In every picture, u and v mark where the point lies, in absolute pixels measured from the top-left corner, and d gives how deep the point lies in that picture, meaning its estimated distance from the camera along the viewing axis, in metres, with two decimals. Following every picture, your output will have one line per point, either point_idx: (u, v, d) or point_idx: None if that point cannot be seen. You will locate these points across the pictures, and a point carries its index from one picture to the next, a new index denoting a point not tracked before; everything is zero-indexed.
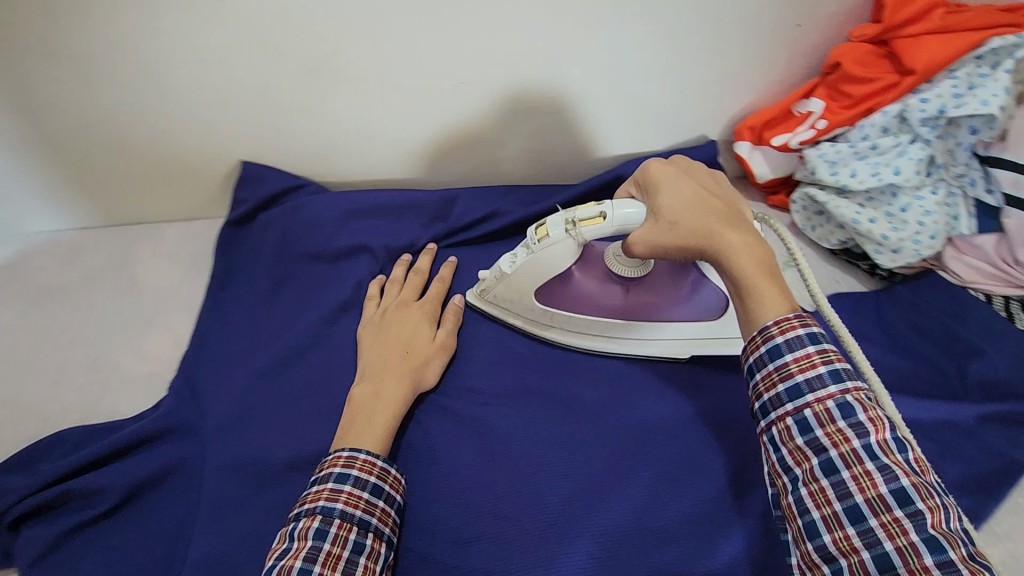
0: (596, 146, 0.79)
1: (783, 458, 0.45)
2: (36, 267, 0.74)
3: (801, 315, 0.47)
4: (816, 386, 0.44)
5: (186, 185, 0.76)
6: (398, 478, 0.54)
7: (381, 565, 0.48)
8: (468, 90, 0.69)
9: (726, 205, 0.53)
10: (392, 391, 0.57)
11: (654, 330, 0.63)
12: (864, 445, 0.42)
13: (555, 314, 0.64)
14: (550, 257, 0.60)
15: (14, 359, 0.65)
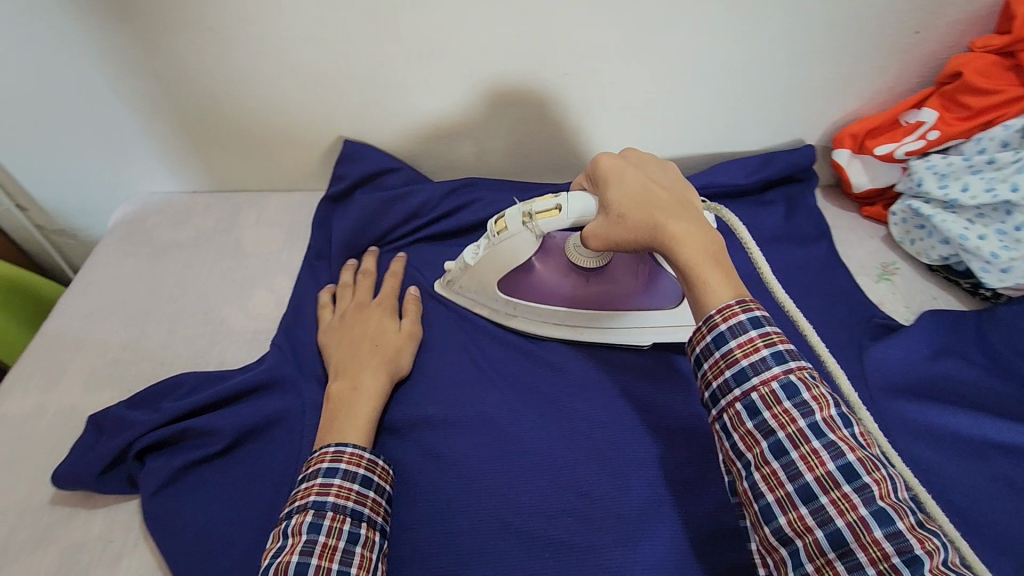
0: (689, 145, 0.79)
1: (735, 443, 0.46)
2: (152, 223, 0.79)
3: (743, 301, 0.47)
4: (761, 369, 0.45)
5: (291, 157, 0.80)
6: (385, 469, 0.55)
7: (376, 552, 0.49)
8: (571, 81, 0.71)
9: (673, 195, 0.54)
10: (370, 385, 0.58)
11: (615, 318, 0.65)
12: (810, 425, 0.43)
13: (518, 305, 0.66)
14: (509, 251, 0.61)
15: (133, 305, 0.70)
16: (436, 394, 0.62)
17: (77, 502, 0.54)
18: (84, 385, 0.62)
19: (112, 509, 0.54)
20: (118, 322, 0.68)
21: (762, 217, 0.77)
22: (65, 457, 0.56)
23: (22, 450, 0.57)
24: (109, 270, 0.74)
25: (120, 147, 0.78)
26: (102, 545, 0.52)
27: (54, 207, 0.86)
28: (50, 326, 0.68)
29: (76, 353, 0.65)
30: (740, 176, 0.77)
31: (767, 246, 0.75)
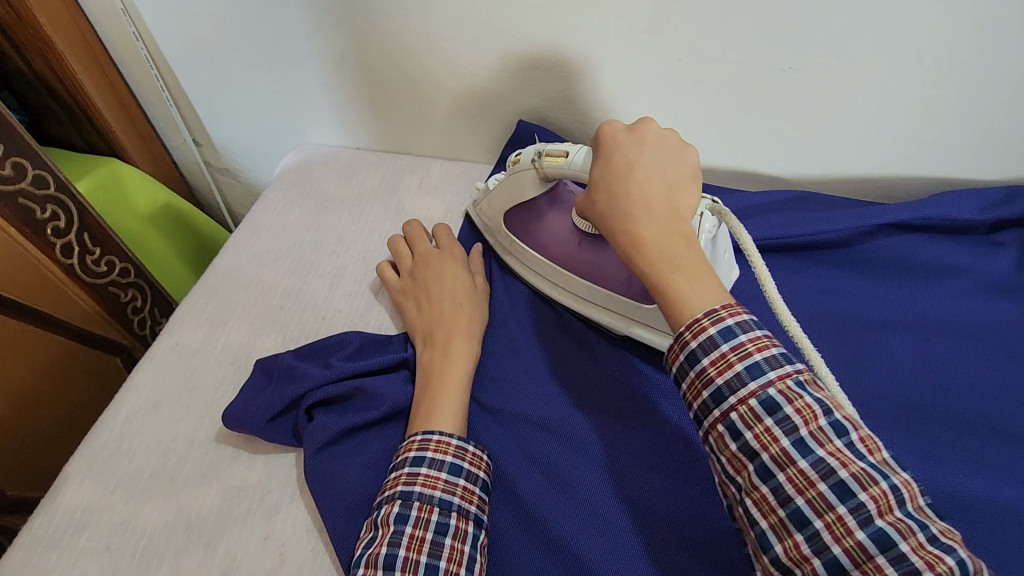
0: (908, 166, 0.69)
1: (723, 466, 0.39)
2: (319, 174, 0.79)
3: (711, 310, 0.39)
4: (736, 386, 0.38)
5: (462, 125, 0.78)
6: (478, 455, 0.49)
7: (471, 544, 0.45)
8: (792, 77, 0.63)
9: (655, 185, 0.44)
10: (460, 350, 0.54)
11: (587, 290, 0.59)
12: (795, 443, 0.36)
13: (513, 242, 0.64)
14: (519, 185, 0.60)
15: (297, 254, 0.69)
16: (614, 405, 0.55)
17: (241, 444, 0.54)
18: (249, 326, 0.62)
19: (273, 458, 0.53)
20: (283, 269, 0.68)
21: (990, 259, 0.65)
22: (234, 397, 0.56)
23: (192, 381, 0.58)
24: (275, 216, 0.74)
25: (296, 95, 0.78)
26: (260, 493, 0.51)
27: (225, 147, 0.88)
28: (221, 263, 0.69)
29: (243, 294, 0.65)
30: (973, 210, 0.65)
31: (1000, 298, 0.63)
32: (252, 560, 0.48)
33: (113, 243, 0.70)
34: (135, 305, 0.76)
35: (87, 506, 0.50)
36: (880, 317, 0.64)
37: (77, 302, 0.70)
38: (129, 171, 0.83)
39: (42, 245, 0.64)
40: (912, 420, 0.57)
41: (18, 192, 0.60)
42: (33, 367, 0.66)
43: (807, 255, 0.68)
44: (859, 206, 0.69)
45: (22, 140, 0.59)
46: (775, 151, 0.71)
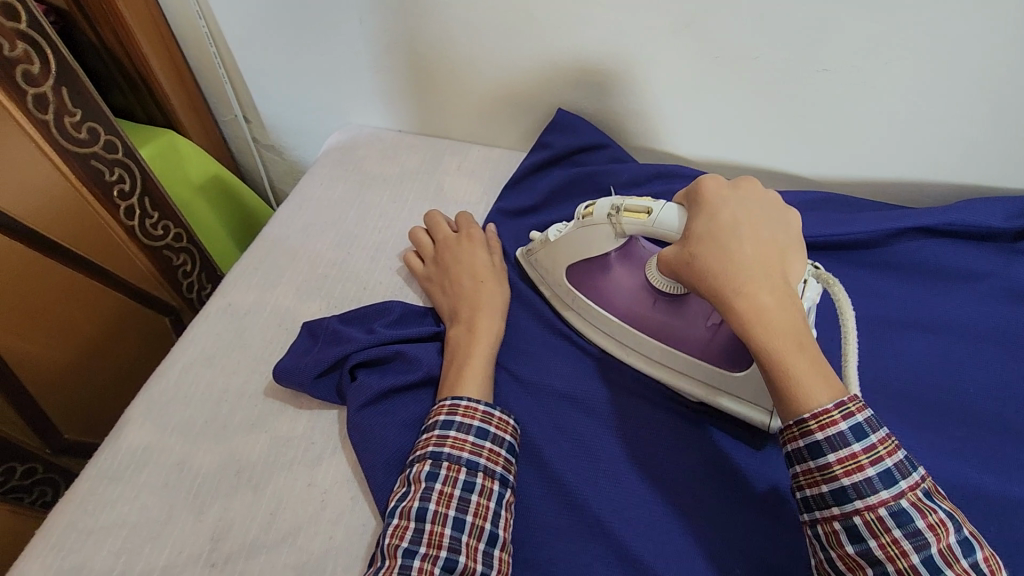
0: (938, 171, 0.70)
1: (833, 561, 0.41)
2: (363, 154, 0.82)
3: (843, 403, 0.40)
4: (866, 491, 0.39)
5: (501, 112, 0.80)
6: (504, 420, 0.52)
7: (496, 501, 0.48)
8: (830, 78, 0.64)
9: (767, 248, 0.45)
10: (485, 325, 0.58)
11: (663, 354, 0.56)
12: (924, 559, 0.38)
13: (579, 299, 0.59)
14: (590, 239, 0.56)
15: (341, 228, 0.73)
16: (639, 384, 0.57)
17: (287, 399, 0.57)
18: (296, 293, 0.66)
19: (316, 413, 0.57)
20: (328, 242, 0.71)
21: (1017, 266, 0.66)
22: (282, 355, 0.60)
23: (243, 339, 0.62)
24: (321, 192, 0.78)
25: (345, 77, 0.82)
26: (305, 445, 0.55)
27: (273, 124, 0.92)
28: (270, 233, 0.73)
29: (291, 263, 0.69)
30: (1001, 216, 0.66)
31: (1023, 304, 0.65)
32: (296, 503, 0.51)
33: (170, 208, 0.74)
34: (186, 269, 0.80)
35: (147, 445, 0.54)
36: (901, 317, 0.65)
37: (136, 264, 0.75)
38: (182, 142, 0.87)
39: (109, 207, 0.68)
40: (926, 416, 0.59)
41: (92, 154, 0.64)
42: (94, 319, 0.71)
43: (833, 253, 0.70)
44: (888, 208, 0.70)
45: (97, 106, 0.63)
46: (807, 151, 0.73)
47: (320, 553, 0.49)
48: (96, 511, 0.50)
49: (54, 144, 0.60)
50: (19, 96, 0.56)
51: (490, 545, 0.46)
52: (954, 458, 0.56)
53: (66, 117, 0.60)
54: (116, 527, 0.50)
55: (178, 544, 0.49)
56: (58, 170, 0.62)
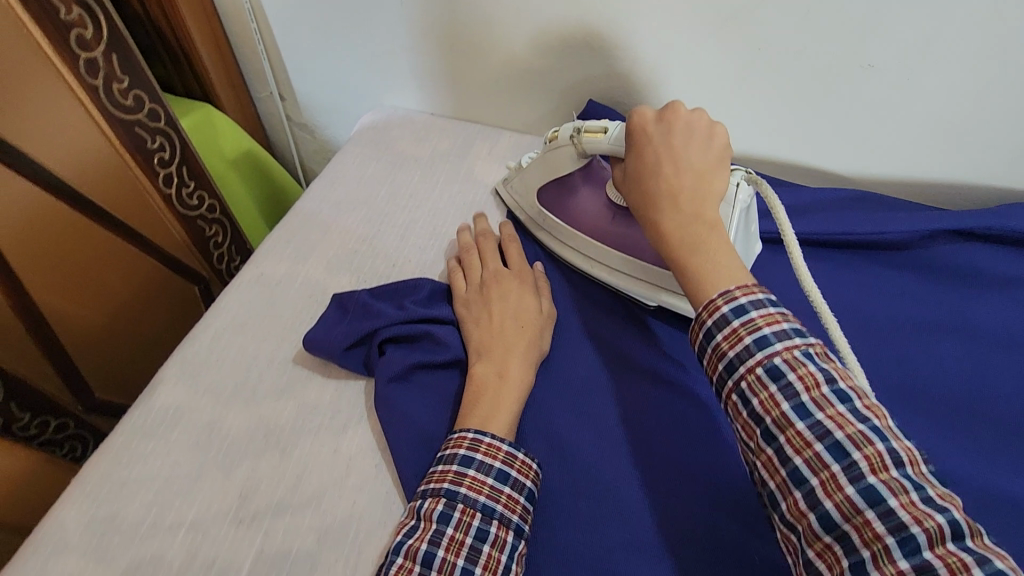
0: (977, 175, 0.69)
1: (738, 433, 0.42)
2: (396, 135, 0.83)
3: (726, 291, 0.43)
4: (744, 358, 0.41)
5: (534, 99, 0.81)
6: (526, 463, 0.49)
7: (508, 554, 0.45)
8: (873, 75, 0.64)
9: (681, 174, 0.49)
10: (518, 374, 0.54)
11: (620, 261, 0.63)
12: (794, 406, 0.38)
13: (548, 217, 0.68)
14: (556, 161, 0.65)
15: (372, 205, 0.74)
16: (663, 372, 0.58)
17: (316, 368, 0.59)
18: (326, 266, 0.67)
19: (344, 383, 0.58)
20: (359, 218, 0.72)
21: None
22: (311, 326, 0.61)
23: (274, 307, 0.63)
24: (353, 170, 0.79)
25: (381, 58, 0.82)
26: (332, 412, 0.56)
27: (308, 103, 0.93)
28: (302, 206, 0.74)
29: (322, 236, 0.70)
30: None
31: None
32: (322, 467, 0.52)
33: (206, 180, 0.76)
34: (217, 240, 0.82)
35: (181, 405, 0.56)
36: (931, 319, 0.65)
37: (170, 231, 0.76)
38: (219, 118, 0.89)
39: (149, 174, 0.70)
40: (954, 418, 0.58)
41: (136, 121, 0.66)
42: (126, 285, 0.72)
43: (862, 253, 0.69)
44: (920, 209, 0.69)
45: (144, 75, 0.65)
46: (842, 149, 0.72)
47: (343, 517, 0.50)
48: (130, 464, 0.52)
49: (102, 109, 0.62)
50: (73, 60, 0.58)
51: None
52: (982, 461, 0.55)
53: (115, 83, 0.63)
54: (148, 481, 0.51)
55: (207, 500, 0.50)
56: (104, 134, 0.64)
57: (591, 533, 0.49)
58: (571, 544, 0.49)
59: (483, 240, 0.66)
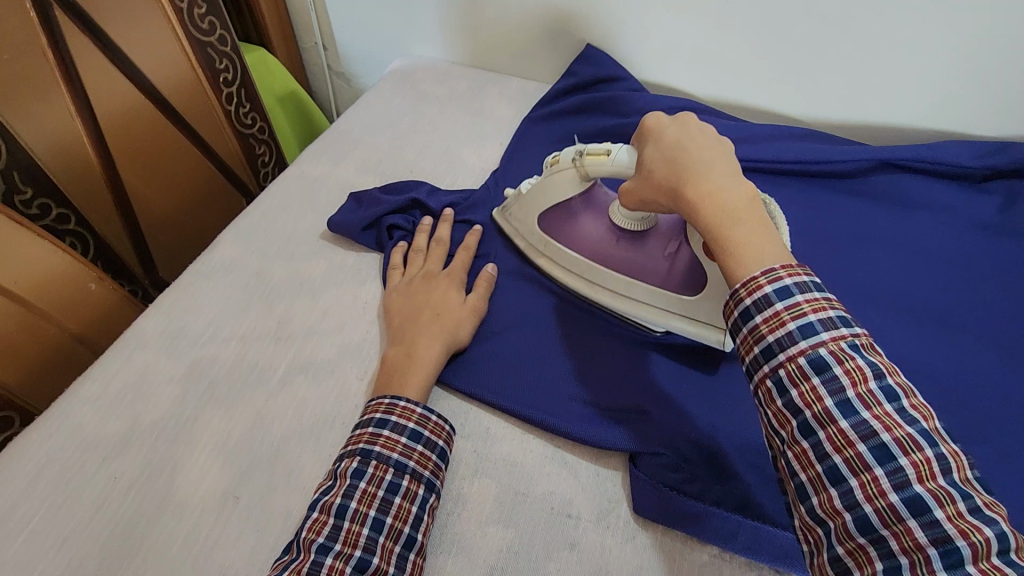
0: (916, 116, 0.79)
1: (767, 419, 0.40)
2: (420, 77, 0.97)
3: (770, 269, 0.40)
4: (786, 343, 0.39)
5: (539, 49, 0.93)
6: (440, 425, 0.54)
7: (419, 505, 0.49)
8: (822, 25, 0.75)
9: (711, 151, 0.47)
10: (426, 355, 0.57)
11: (633, 288, 0.62)
12: (839, 403, 0.37)
13: (551, 244, 0.66)
14: (555, 186, 0.63)
15: (395, 128, 0.88)
16: None
17: (339, 241, 0.72)
18: (355, 170, 0.81)
19: (363, 250, 0.71)
20: (384, 139, 0.86)
21: (974, 204, 0.75)
22: (334, 212, 0.74)
23: (310, 195, 0.77)
24: (382, 102, 0.92)
25: (410, 10, 0.96)
26: (353, 271, 0.69)
27: (346, 53, 1.07)
28: (338, 127, 0.88)
29: (353, 151, 0.83)
30: (960, 159, 0.76)
31: (972, 234, 0.74)
32: (343, 307, 0.65)
33: (258, 102, 0.91)
34: (263, 159, 0.97)
35: (232, 259, 0.69)
36: (868, 235, 0.75)
37: (228, 142, 0.90)
38: (269, 57, 1.04)
39: (214, 88, 0.85)
40: (870, 305, 0.69)
41: (209, 44, 0.82)
42: (191, 185, 0.86)
43: (809, 179, 0.79)
44: (862, 145, 0.79)
45: (218, 5, 0.82)
46: (801, 95, 0.83)
47: (357, 339, 0.62)
48: (194, 295, 0.65)
49: (183, 28, 0.79)
50: None
51: (406, 549, 0.47)
52: (887, 336, 0.66)
53: (195, 9, 0.79)
54: (207, 307, 0.65)
55: (252, 324, 0.63)
56: (183, 50, 0.80)
57: (545, 358, 0.60)
58: (529, 366, 0.60)
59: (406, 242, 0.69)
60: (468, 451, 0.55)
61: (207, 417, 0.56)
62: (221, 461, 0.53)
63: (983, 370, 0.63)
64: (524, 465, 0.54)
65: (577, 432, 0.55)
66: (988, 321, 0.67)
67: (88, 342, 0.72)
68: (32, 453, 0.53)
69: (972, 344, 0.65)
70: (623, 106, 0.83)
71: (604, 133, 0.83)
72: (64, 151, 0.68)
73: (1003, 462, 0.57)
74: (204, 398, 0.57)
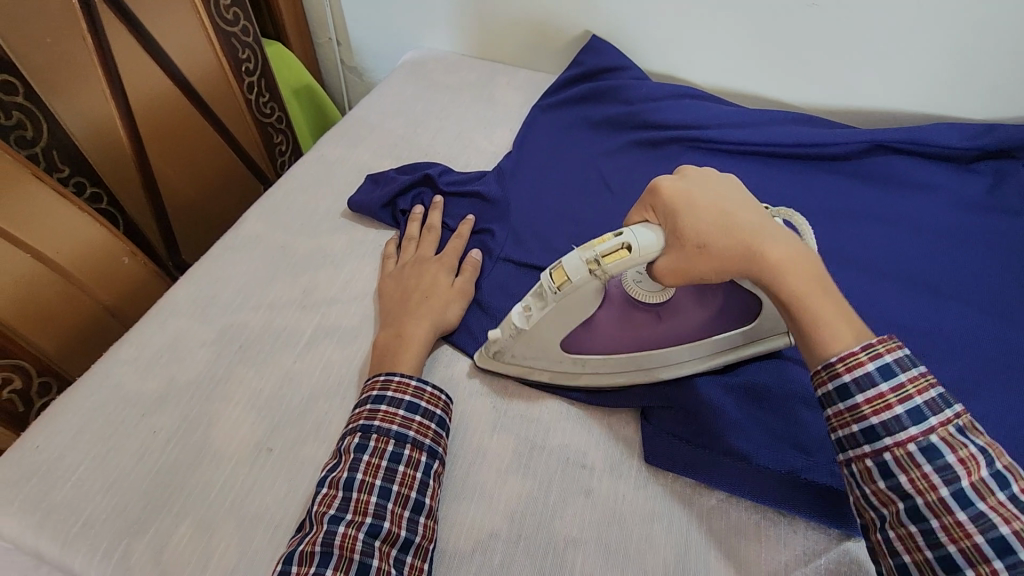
0: (909, 100, 0.83)
1: (866, 497, 0.43)
2: (432, 68, 1.00)
3: (869, 345, 0.43)
4: (894, 428, 0.42)
5: (547, 40, 0.97)
6: (436, 395, 0.55)
7: (423, 471, 0.51)
8: (817, 13, 0.78)
9: (752, 211, 0.48)
10: (415, 334, 0.59)
11: (691, 350, 0.56)
12: (953, 492, 0.40)
13: (587, 360, 0.57)
14: (573, 305, 0.52)
15: (410, 116, 0.91)
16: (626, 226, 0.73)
17: (359, 219, 0.75)
18: (372, 154, 0.84)
19: (381, 227, 0.74)
20: (399, 125, 0.89)
21: (967, 183, 0.79)
22: (353, 191, 0.77)
23: (329, 177, 0.80)
24: (396, 91, 0.96)
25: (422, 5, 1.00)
26: (372, 245, 0.72)
27: (359, 47, 1.11)
28: (355, 114, 0.91)
29: (369, 136, 0.87)
30: (952, 140, 0.79)
31: (964, 210, 0.77)
32: (364, 278, 0.69)
33: (277, 93, 0.96)
34: (281, 148, 1.01)
35: (257, 235, 0.72)
36: (861, 210, 0.78)
37: (250, 132, 0.94)
38: (288, 53, 1.07)
39: (238, 78, 0.89)
40: (868, 275, 0.71)
41: (233, 34, 0.87)
42: (215, 172, 0.90)
43: (807, 161, 0.82)
44: (858, 128, 0.83)
45: None
46: (799, 83, 0.87)
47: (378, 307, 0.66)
48: (222, 267, 0.69)
49: (210, 18, 0.83)
50: None
51: (415, 513, 0.49)
52: (886, 302, 0.69)
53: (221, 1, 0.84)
54: (234, 278, 0.68)
55: (278, 293, 0.66)
56: (209, 40, 0.84)
57: None
58: None
59: (399, 236, 0.72)
60: (486, 408, 0.58)
61: (238, 377, 0.59)
62: (253, 416, 0.57)
63: (977, 332, 0.66)
64: (541, 419, 0.58)
65: (588, 391, 0.58)
66: (982, 289, 0.70)
67: (121, 315, 0.76)
68: (76, 407, 0.56)
69: (968, 310, 0.68)
70: (627, 92, 0.87)
71: (611, 120, 0.87)
72: (100, 135, 0.72)
73: (999, 418, 0.59)
74: (236, 359, 0.61)
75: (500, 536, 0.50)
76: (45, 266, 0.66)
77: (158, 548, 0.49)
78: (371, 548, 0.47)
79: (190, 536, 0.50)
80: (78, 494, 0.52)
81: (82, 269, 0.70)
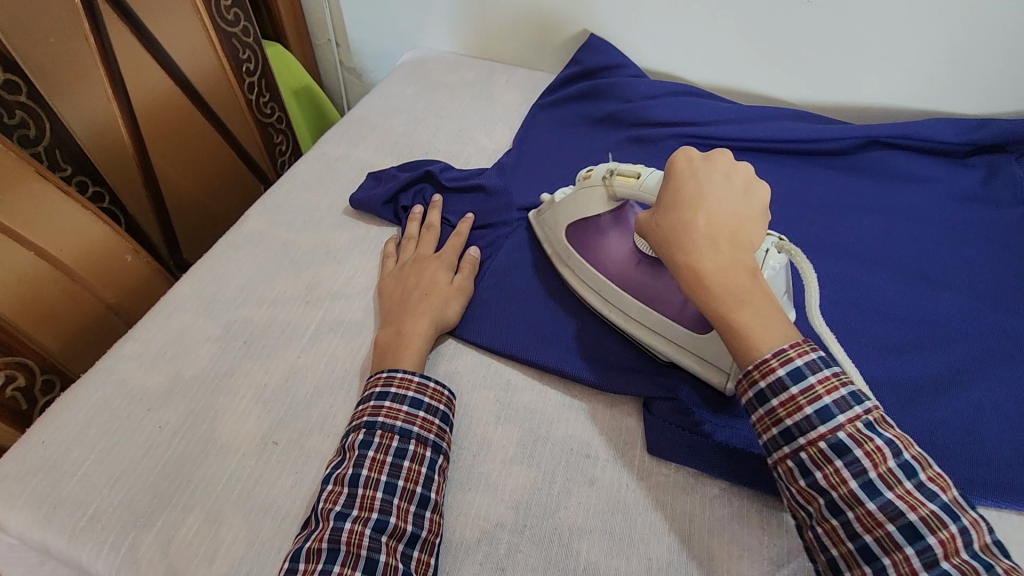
0: (903, 96, 0.84)
1: (793, 495, 0.44)
2: (432, 68, 1.01)
3: (779, 350, 0.44)
4: (807, 428, 0.43)
5: (545, 40, 0.98)
6: (439, 391, 0.55)
7: (428, 466, 0.51)
8: (811, 10, 0.80)
9: (726, 220, 0.49)
10: (414, 330, 0.59)
11: (646, 315, 0.59)
12: (864, 485, 0.41)
13: (578, 265, 0.64)
14: (586, 199, 0.62)
15: (410, 114, 0.92)
16: None
17: (360, 215, 0.76)
18: (372, 151, 0.85)
19: (382, 223, 0.75)
20: (399, 123, 0.90)
21: (961, 176, 0.80)
22: (354, 189, 0.78)
23: (330, 175, 0.81)
24: (396, 90, 0.97)
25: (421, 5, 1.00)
26: (374, 241, 0.73)
27: (358, 47, 1.12)
28: (355, 113, 0.92)
29: (369, 135, 0.87)
30: (946, 135, 0.81)
31: (959, 203, 0.78)
32: (366, 273, 0.69)
33: (277, 94, 0.97)
34: (281, 149, 1.02)
35: (259, 232, 0.73)
36: (856, 203, 0.79)
37: (251, 132, 0.95)
38: (287, 54, 1.08)
39: (239, 79, 0.90)
40: (863, 266, 0.72)
41: (234, 35, 0.87)
42: (217, 173, 0.91)
43: (803, 156, 0.83)
44: (854, 124, 0.84)
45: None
46: (794, 79, 0.88)
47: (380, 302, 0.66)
48: (225, 263, 0.69)
49: (211, 18, 0.83)
50: None
51: (421, 507, 0.49)
52: (883, 293, 0.70)
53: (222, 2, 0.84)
54: (237, 274, 0.68)
55: (282, 288, 0.67)
56: (210, 40, 0.84)
57: (559, 316, 0.64)
58: (544, 324, 0.64)
59: (399, 235, 0.72)
60: (491, 400, 0.59)
61: (243, 371, 0.60)
62: (259, 410, 0.57)
63: (973, 321, 0.67)
64: (544, 411, 0.58)
65: (591, 377, 0.59)
66: (977, 279, 0.71)
67: (123, 314, 0.77)
68: (83, 402, 0.57)
69: (963, 299, 0.69)
70: (625, 89, 0.88)
71: (610, 117, 0.87)
72: (101, 135, 0.72)
73: (997, 404, 0.60)
74: (240, 355, 0.61)
75: (505, 525, 0.51)
76: (49, 264, 0.67)
77: (166, 540, 0.49)
78: (378, 543, 0.47)
79: (198, 529, 0.50)
80: (85, 489, 0.52)
81: (85, 266, 0.71)
